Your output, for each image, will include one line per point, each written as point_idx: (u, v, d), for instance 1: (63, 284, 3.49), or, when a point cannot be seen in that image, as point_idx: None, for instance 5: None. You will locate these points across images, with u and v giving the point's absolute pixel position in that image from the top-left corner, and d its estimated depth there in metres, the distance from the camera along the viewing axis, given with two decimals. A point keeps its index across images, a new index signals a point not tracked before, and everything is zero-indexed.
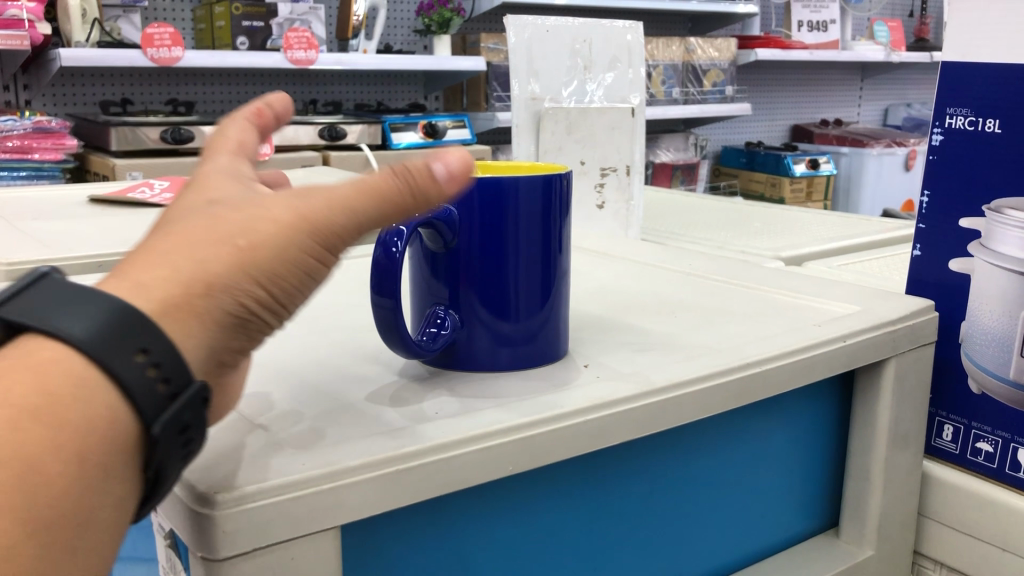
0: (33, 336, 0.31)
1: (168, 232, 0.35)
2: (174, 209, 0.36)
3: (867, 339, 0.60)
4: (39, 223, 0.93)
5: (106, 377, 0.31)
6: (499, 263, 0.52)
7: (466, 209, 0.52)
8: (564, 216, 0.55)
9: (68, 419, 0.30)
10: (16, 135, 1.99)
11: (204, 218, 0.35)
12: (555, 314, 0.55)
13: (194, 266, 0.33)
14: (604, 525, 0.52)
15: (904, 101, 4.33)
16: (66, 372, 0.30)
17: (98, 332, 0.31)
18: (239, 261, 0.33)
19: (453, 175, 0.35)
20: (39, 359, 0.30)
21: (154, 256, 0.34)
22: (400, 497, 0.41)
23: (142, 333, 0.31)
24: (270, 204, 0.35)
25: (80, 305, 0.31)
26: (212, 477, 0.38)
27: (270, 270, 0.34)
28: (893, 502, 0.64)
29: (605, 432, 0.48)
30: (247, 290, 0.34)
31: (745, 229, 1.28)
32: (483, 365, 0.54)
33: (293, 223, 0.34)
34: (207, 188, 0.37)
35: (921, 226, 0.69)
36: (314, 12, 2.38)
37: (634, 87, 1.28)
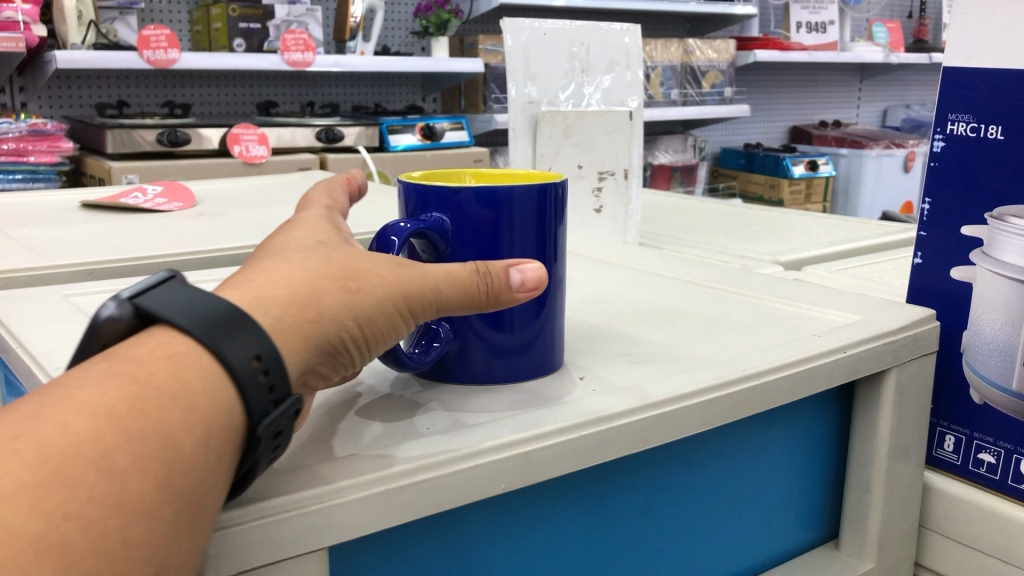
0: (164, 332, 0.35)
1: (284, 260, 0.40)
2: (286, 247, 0.42)
3: (867, 350, 0.59)
4: (30, 229, 0.92)
5: (225, 372, 0.35)
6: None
7: (458, 218, 0.50)
8: (560, 225, 0.53)
9: (195, 401, 0.33)
10: (11, 138, 1.97)
11: (318, 258, 0.40)
12: (550, 325, 0.54)
13: (307, 292, 0.38)
14: (600, 542, 0.51)
15: (903, 102, 4.32)
16: (195, 363, 0.34)
17: (221, 330, 0.35)
18: (347, 300, 0.39)
19: (525, 286, 0.43)
20: (172, 351, 0.34)
21: (270, 276, 0.39)
22: (389, 518, 0.40)
23: (258, 340, 0.35)
24: (376, 262, 0.41)
25: (206, 308, 0.36)
26: None
27: (367, 316, 0.40)
28: (893, 514, 0.63)
29: (599, 447, 0.46)
30: (344, 327, 0.39)
31: (745, 233, 1.27)
32: (476, 377, 0.53)
33: (393, 284, 0.40)
34: (316, 239, 0.43)
35: (922, 234, 0.68)
36: (311, 13, 2.40)
37: (632, 90, 1.26)
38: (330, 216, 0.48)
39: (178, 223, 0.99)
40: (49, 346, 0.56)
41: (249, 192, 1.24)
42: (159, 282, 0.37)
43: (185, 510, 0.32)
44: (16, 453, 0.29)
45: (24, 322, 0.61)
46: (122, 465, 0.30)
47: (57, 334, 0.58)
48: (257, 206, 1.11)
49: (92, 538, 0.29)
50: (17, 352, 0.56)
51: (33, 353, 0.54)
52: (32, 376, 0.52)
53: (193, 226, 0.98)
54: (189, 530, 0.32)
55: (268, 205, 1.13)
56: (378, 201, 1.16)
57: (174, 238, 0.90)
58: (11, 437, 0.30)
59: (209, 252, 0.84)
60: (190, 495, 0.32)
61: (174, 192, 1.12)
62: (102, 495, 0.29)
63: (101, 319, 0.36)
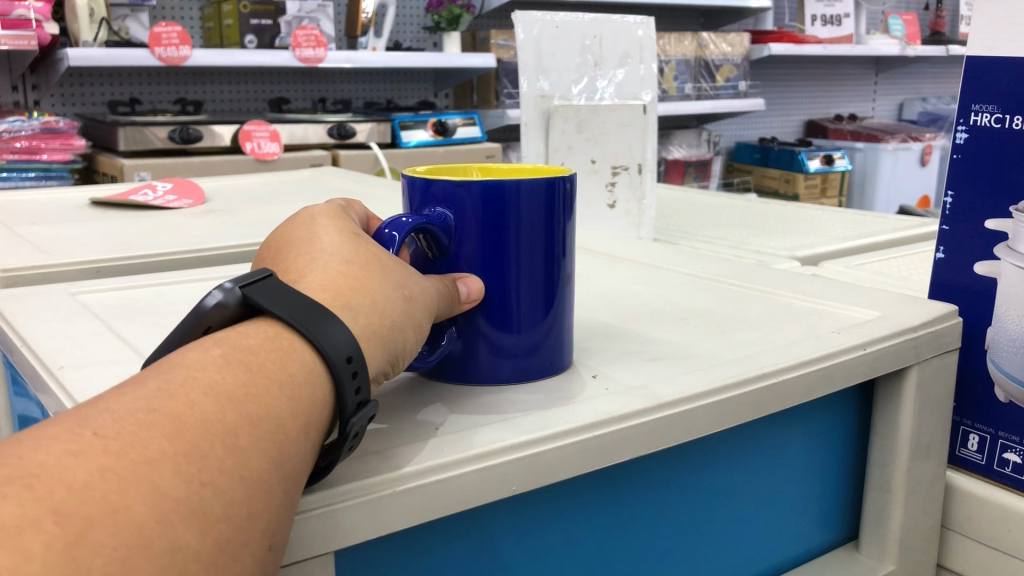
0: (265, 326, 0.37)
1: (344, 259, 0.42)
2: (338, 244, 0.44)
3: (887, 347, 0.57)
4: (40, 227, 0.91)
5: (322, 365, 0.37)
6: (502, 272, 0.50)
7: (462, 212, 0.49)
8: (568, 222, 0.52)
9: (302, 394, 0.35)
10: (24, 136, 1.97)
11: (374, 262, 0.43)
12: (561, 324, 0.53)
13: (382, 299, 0.41)
14: (614, 544, 0.49)
15: (920, 95, 4.27)
16: (300, 357, 0.36)
17: (321, 326, 0.37)
18: (405, 309, 0.42)
19: (468, 300, 0.49)
20: (279, 346, 0.36)
21: (344, 277, 0.41)
22: (400, 520, 0.39)
23: (351, 344, 0.38)
24: (411, 273, 0.44)
25: (306, 306, 0.38)
26: None
27: (416, 324, 0.43)
28: (915, 515, 0.61)
29: (615, 446, 0.45)
30: (405, 337, 0.42)
31: (760, 228, 1.25)
32: (484, 377, 0.51)
33: (424, 294, 0.44)
34: (356, 237, 0.45)
35: (944, 228, 0.66)
36: (322, 9, 2.36)
37: (646, 84, 1.25)
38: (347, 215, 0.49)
39: (188, 220, 0.98)
40: (54, 344, 0.55)
41: (260, 189, 1.24)
42: (259, 276, 0.39)
43: (291, 495, 0.33)
44: (155, 423, 0.30)
45: (29, 321, 0.60)
46: (244, 443, 0.32)
47: (62, 332, 0.57)
48: (268, 203, 1.10)
49: (222, 508, 0.30)
50: (20, 352, 0.55)
51: (36, 352, 0.53)
52: (35, 377, 0.51)
53: (202, 223, 0.97)
54: (289, 513, 0.33)
55: (278, 202, 1.12)
56: (389, 198, 1.15)
57: (184, 235, 0.90)
58: (149, 409, 0.30)
59: (218, 250, 0.83)
60: (295, 482, 0.34)
61: (184, 189, 1.12)
62: (230, 469, 0.31)
63: (208, 305, 0.38)
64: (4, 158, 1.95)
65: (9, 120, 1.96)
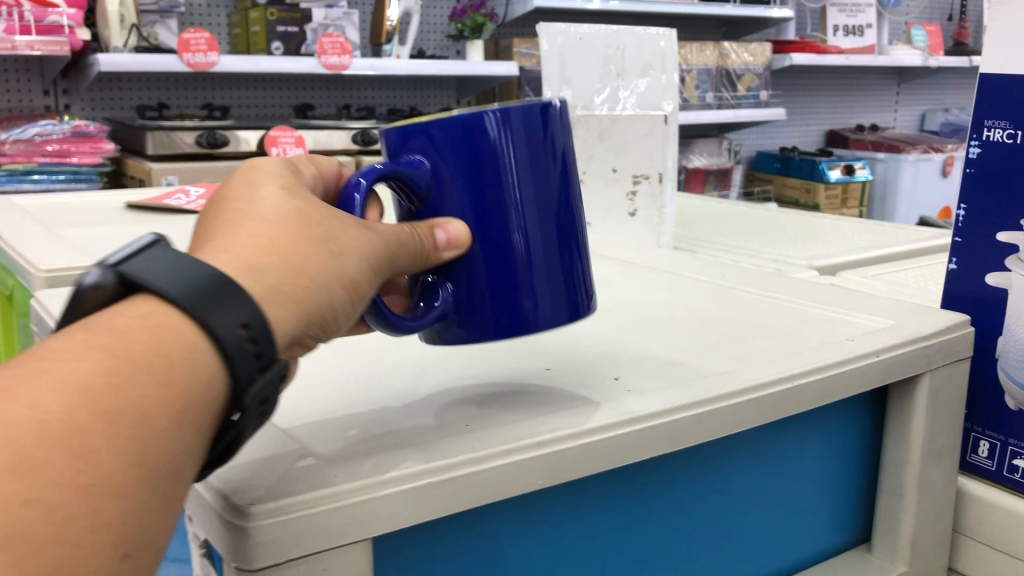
0: (142, 303, 0.33)
1: (262, 217, 0.38)
2: (252, 202, 0.39)
3: (900, 354, 0.59)
4: (79, 229, 0.94)
5: (210, 341, 0.33)
6: (501, 213, 0.46)
7: (438, 155, 0.46)
8: (561, 149, 0.48)
9: (178, 375, 0.32)
10: (55, 139, 2.01)
11: (293, 217, 0.39)
12: (574, 264, 0.49)
13: (297, 256, 0.37)
14: (631, 542, 0.51)
15: (942, 106, 4.27)
16: (180, 336, 0.32)
17: (207, 297, 0.33)
18: (331, 264, 0.38)
19: (450, 246, 0.46)
20: (156, 323, 0.32)
21: (249, 238, 0.37)
22: (431, 510, 0.41)
23: (246, 308, 0.34)
24: (346, 223, 0.40)
25: (191, 276, 0.34)
26: (247, 489, 0.38)
27: (350, 279, 0.39)
28: (927, 518, 0.63)
29: (636, 445, 0.47)
30: (336, 294, 0.39)
31: (779, 237, 1.27)
32: (497, 336, 0.48)
33: (364, 247, 0.40)
34: (279, 190, 0.41)
35: (956, 240, 0.68)
36: (348, 17, 2.39)
37: (669, 94, 1.22)
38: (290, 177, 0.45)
39: None
40: None
41: None
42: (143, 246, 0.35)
43: (158, 492, 0.30)
44: None
45: None
46: (90, 447, 0.28)
47: None
48: None
49: (54, 526, 0.27)
50: None
51: None
52: None
53: None
54: (161, 511, 0.31)
55: None
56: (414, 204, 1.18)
57: None
58: None
59: None
60: (168, 477, 0.31)
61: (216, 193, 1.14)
62: (69, 479, 0.28)
63: (84, 286, 0.34)
64: (35, 161, 1.99)
65: (42, 124, 2.00)
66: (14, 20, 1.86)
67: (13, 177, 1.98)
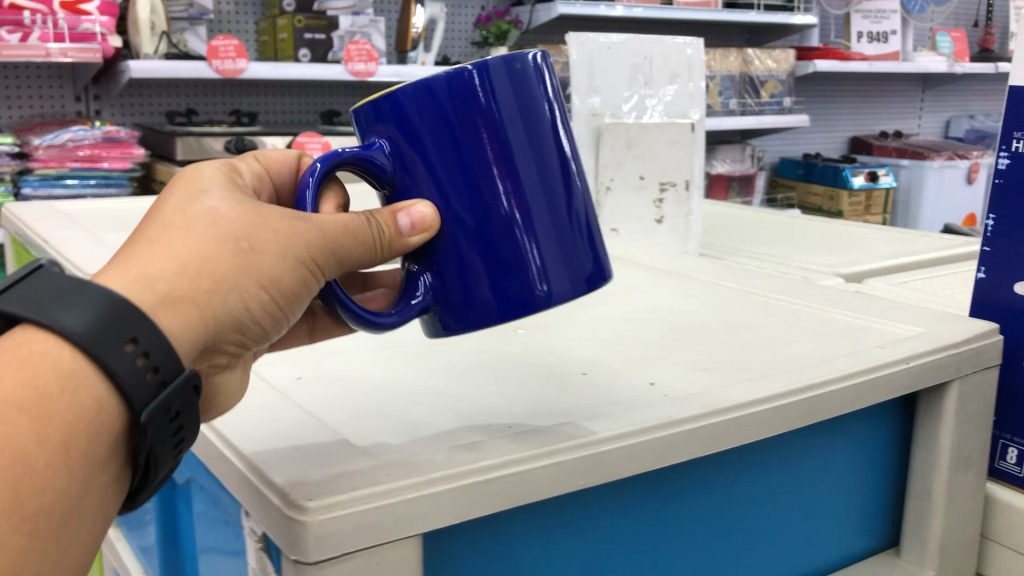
0: (30, 330, 0.39)
1: (172, 229, 0.43)
2: (174, 208, 0.44)
3: (929, 361, 0.60)
4: (120, 234, 0.97)
5: (89, 364, 0.38)
6: (490, 187, 0.46)
7: (397, 134, 0.46)
8: (537, 105, 0.47)
9: (60, 403, 0.37)
10: (86, 145, 2.04)
11: (205, 219, 0.43)
12: (577, 222, 0.49)
13: (200, 263, 0.42)
14: (667, 541, 0.53)
15: (968, 112, 4.24)
16: (65, 363, 0.38)
17: (89, 326, 0.38)
18: (241, 265, 0.43)
19: (415, 230, 0.46)
20: (41, 354, 0.38)
21: (157, 251, 0.42)
22: (477, 508, 0.43)
23: (133, 326, 0.39)
24: (268, 214, 0.44)
25: (80, 305, 0.39)
26: (303, 485, 0.40)
27: (269, 273, 0.43)
28: (956, 523, 0.64)
29: (674, 448, 0.49)
30: (251, 292, 0.43)
31: (805, 244, 1.28)
32: (501, 311, 0.48)
33: (292, 237, 0.43)
34: (204, 188, 0.45)
35: (986, 249, 0.69)
36: (374, 25, 2.42)
37: (695, 101, 1.23)
38: (230, 172, 0.49)
39: None
40: None
41: None
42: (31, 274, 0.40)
43: (43, 505, 0.37)
44: None
45: None
46: None
47: None
48: None
49: None
50: None
51: None
52: None
53: None
54: (51, 519, 0.38)
55: None
56: None
57: None
58: None
59: None
60: (50, 491, 0.37)
61: None
62: None
63: None
64: (67, 166, 2.02)
65: (74, 129, 2.03)
66: (49, 29, 1.86)
67: (46, 181, 2.00)
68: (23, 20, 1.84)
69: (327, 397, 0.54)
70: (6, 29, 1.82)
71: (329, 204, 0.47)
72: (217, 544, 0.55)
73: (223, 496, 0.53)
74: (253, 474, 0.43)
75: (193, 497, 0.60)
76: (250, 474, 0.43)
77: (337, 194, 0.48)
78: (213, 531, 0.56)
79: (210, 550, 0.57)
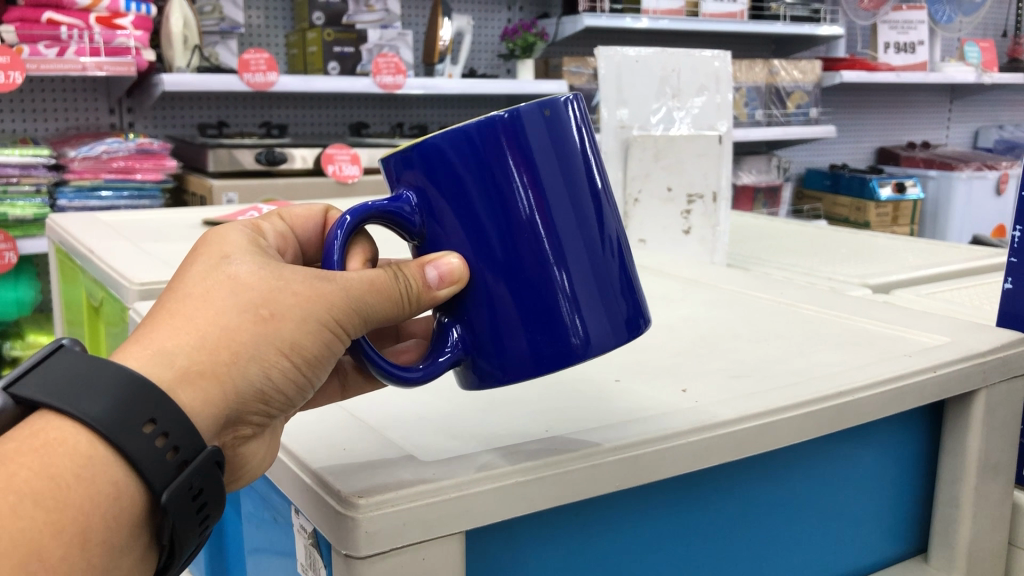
0: (48, 415, 0.39)
1: (196, 296, 0.42)
2: (198, 274, 0.43)
3: (957, 369, 0.61)
4: (161, 244, 0.99)
5: (106, 448, 0.38)
6: (525, 235, 0.45)
7: (427, 184, 0.46)
8: (572, 150, 0.46)
9: (77, 491, 0.37)
10: (121, 156, 2.07)
11: (224, 286, 0.42)
12: (618, 268, 0.48)
13: (219, 335, 0.41)
14: (698, 544, 0.54)
15: (997, 123, 4.22)
16: (82, 448, 0.38)
17: (105, 411, 0.38)
18: (263, 332, 0.42)
19: (444, 283, 0.45)
20: (56, 441, 0.37)
21: (175, 324, 0.41)
22: (519, 507, 0.45)
23: (149, 406, 0.39)
24: (288, 278, 0.43)
25: (98, 390, 0.39)
26: (356, 485, 0.43)
27: (289, 339, 0.42)
28: (984, 530, 0.64)
29: (706, 453, 0.50)
30: (272, 359, 0.42)
31: (834, 255, 1.29)
32: (537, 365, 0.46)
33: (312, 300, 0.42)
34: (225, 252, 0.44)
35: (1013, 260, 0.70)
36: (402, 38, 2.44)
37: (723, 113, 1.21)
38: (253, 232, 0.48)
39: None
40: None
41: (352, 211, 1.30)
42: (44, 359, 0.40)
43: None
44: None
45: None
46: None
47: None
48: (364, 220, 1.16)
49: None
50: None
51: None
52: None
53: None
54: None
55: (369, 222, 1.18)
56: None
57: None
58: None
59: None
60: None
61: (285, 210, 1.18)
62: None
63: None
64: (101, 177, 2.05)
65: (109, 142, 2.06)
66: (85, 43, 1.89)
67: (81, 193, 2.04)
68: (60, 35, 1.88)
69: (372, 406, 0.57)
70: (44, 44, 1.86)
71: (356, 259, 0.46)
72: (268, 543, 0.57)
73: (275, 497, 0.54)
74: (311, 477, 0.45)
75: (241, 499, 0.62)
76: (308, 476, 0.46)
77: (365, 248, 0.47)
78: (264, 532, 0.58)
79: (261, 548, 0.59)
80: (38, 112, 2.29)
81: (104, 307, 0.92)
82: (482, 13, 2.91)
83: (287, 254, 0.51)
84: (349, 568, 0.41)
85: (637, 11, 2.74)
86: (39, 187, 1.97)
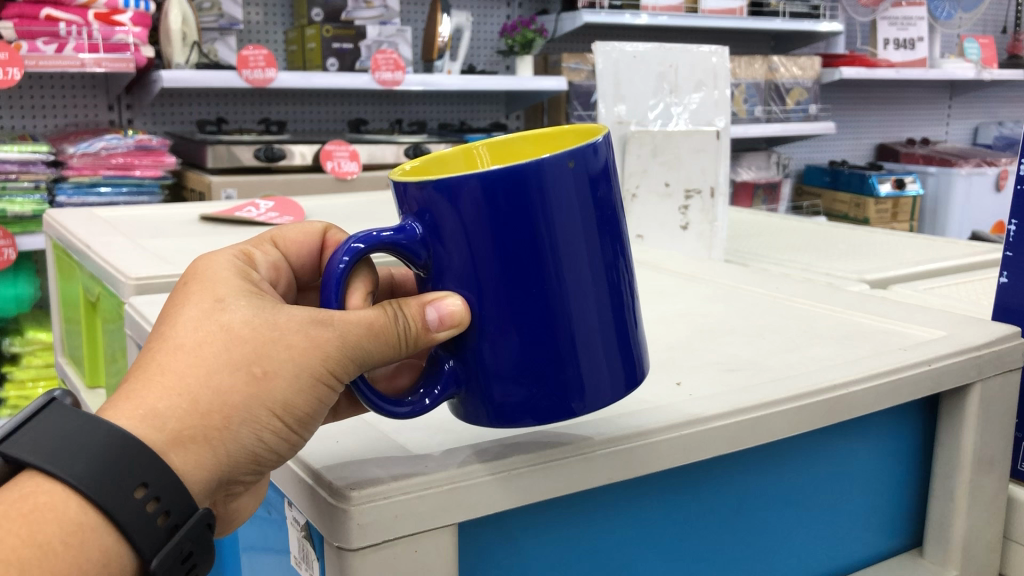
0: (38, 477, 0.38)
1: (186, 349, 0.41)
2: (189, 322, 0.42)
3: (952, 363, 0.62)
4: (157, 240, 0.99)
5: (97, 512, 0.38)
6: (535, 293, 0.43)
7: (436, 220, 0.43)
8: (593, 198, 0.43)
9: (66, 558, 0.37)
10: (120, 153, 2.06)
11: (217, 338, 0.41)
12: (625, 325, 0.45)
13: (210, 398, 0.40)
14: (690, 539, 0.54)
15: (996, 119, 4.21)
16: (73, 513, 0.38)
17: (92, 476, 0.38)
18: (254, 391, 0.41)
19: (443, 325, 0.43)
20: (45, 505, 0.38)
21: (165, 381, 0.40)
22: (510, 500, 0.45)
23: (141, 471, 0.39)
24: (283, 328, 0.42)
25: (86, 453, 0.39)
26: (348, 477, 0.43)
27: (282, 399, 0.41)
28: (979, 523, 0.64)
29: (697, 447, 0.50)
30: (264, 421, 0.42)
31: (831, 252, 1.29)
32: (536, 420, 0.44)
33: (307, 352, 0.41)
34: (219, 296, 0.43)
35: (1008, 254, 0.70)
36: (401, 34, 2.43)
37: (720, 108, 1.21)
38: (243, 265, 0.47)
39: None
40: None
41: (349, 208, 1.30)
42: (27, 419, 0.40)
43: None
44: None
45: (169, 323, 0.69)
46: None
47: None
48: (363, 217, 1.17)
49: None
50: None
51: None
52: None
53: None
54: None
55: (367, 217, 1.18)
56: None
57: None
58: None
59: None
60: None
61: (285, 207, 1.17)
62: None
63: None
64: (101, 173, 2.05)
65: (107, 138, 2.05)
66: (83, 40, 1.88)
67: (80, 189, 2.04)
68: (59, 31, 1.88)
69: None
70: (43, 40, 1.85)
71: (357, 295, 0.44)
72: (264, 540, 0.57)
73: (269, 491, 0.54)
74: (306, 472, 0.45)
75: None
76: (302, 471, 0.46)
77: (367, 279, 0.45)
78: (260, 528, 0.57)
79: (256, 542, 0.58)
80: (36, 109, 2.29)
81: (100, 303, 0.92)
82: (481, 9, 2.90)
83: (280, 284, 0.51)
84: (341, 561, 0.42)
85: (637, 8, 2.73)
86: (38, 183, 1.97)
